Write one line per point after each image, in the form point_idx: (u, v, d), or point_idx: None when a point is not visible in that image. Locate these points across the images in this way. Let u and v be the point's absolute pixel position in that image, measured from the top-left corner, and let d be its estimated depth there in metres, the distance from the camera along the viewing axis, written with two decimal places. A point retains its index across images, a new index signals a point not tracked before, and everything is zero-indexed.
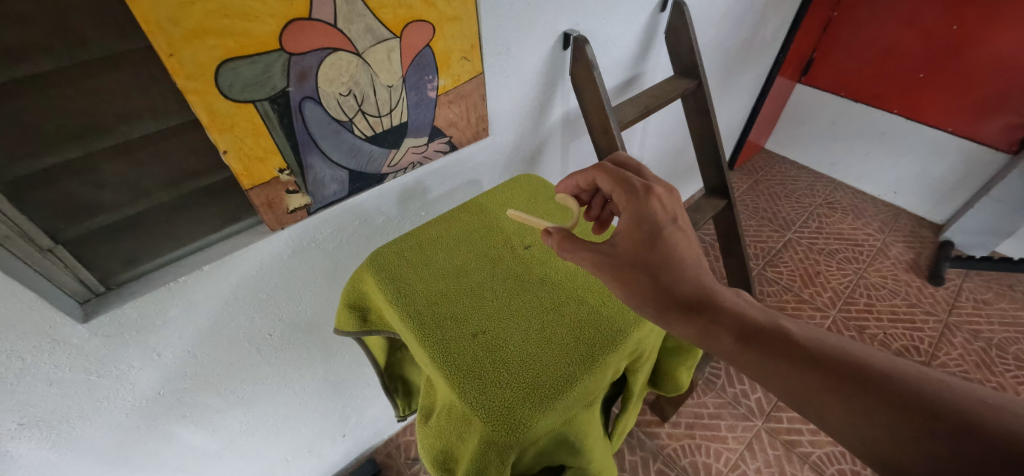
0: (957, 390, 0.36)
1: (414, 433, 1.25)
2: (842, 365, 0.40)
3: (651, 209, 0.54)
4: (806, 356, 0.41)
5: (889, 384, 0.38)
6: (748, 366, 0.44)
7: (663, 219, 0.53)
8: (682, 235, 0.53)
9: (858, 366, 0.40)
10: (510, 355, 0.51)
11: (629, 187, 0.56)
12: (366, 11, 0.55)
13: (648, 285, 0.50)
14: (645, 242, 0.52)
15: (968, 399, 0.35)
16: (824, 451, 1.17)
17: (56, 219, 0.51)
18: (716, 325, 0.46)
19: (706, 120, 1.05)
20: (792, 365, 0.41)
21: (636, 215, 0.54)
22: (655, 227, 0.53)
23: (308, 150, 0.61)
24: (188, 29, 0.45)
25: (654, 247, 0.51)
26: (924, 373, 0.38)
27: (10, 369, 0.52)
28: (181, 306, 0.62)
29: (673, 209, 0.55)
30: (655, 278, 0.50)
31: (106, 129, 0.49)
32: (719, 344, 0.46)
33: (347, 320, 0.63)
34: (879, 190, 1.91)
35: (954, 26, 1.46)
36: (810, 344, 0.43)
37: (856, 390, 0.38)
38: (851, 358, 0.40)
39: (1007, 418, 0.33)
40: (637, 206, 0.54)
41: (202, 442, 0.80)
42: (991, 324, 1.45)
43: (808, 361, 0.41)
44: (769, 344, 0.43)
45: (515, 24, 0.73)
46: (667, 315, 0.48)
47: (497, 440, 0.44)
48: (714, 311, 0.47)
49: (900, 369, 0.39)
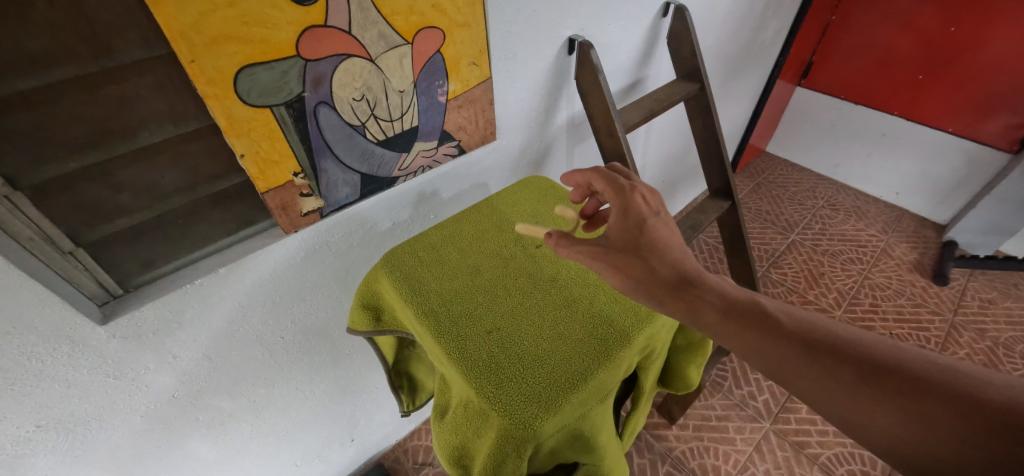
0: (913, 355, 0.38)
1: (423, 438, 1.25)
2: (812, 337, 0.42)
3: (636, 204, 0.54)
4: (782, 329, 0.43)
5: (853, 350, 0.40)
6: (728, 339, 0.45)
7: (645, 213, 0.53)
8: (667, 224, 0.53)
9: (826, 336, 0.42)
10: (525, 351, 0.52)
11: (616, 186, 0.56)
12: (379, 18, 0.57)
13: (640, 275, 0.50)
14: (627, 236, 0.52)
15: (924, 362, 0.37)
16: (834, 452, 1.17)
17: (78, 222, 0.52)
18: (703, 301, 0.47)
19: (709, 123, 1.07)
20: (771, 336, 0.43)
21: (622, 210, 0.54)
22: (638, 221, 0.53)
23: (321, 154, 0.62)
24: (210, 36, 0.46)
25: (641, 240, 0.52)
26: (883, 341, 0.40)
27: (29, 371, 0.52)
28: (197, 307, 0.63)
29: (657, 206, 0.55)
30: (647, 265, 0.50)
31: (129, 133, 0.50)
32: (704, 320, 0.46)
33: (359, 319, 0.64)
34: (880, 191, 1.92)
35: (950, 29, 1.49)
36: (786, 316, 0.44)
37: (825, 356, 0.40)
38: (821, 330, 0.42)
39: (956, 379, 0.35)
40: (621, 201, 0.54)
41: (214, 446, 0.81)
42: (997, 324, 1.45)
43: (783, 332, 0.43)
44: (749, 319, 0.45)
45: (522, 30, 0.74)
46: (658, 294, 0.49)
47: (514, 434, 0.45)
48: (700, 289, 0.48)
49: (864, 338, 0.41)
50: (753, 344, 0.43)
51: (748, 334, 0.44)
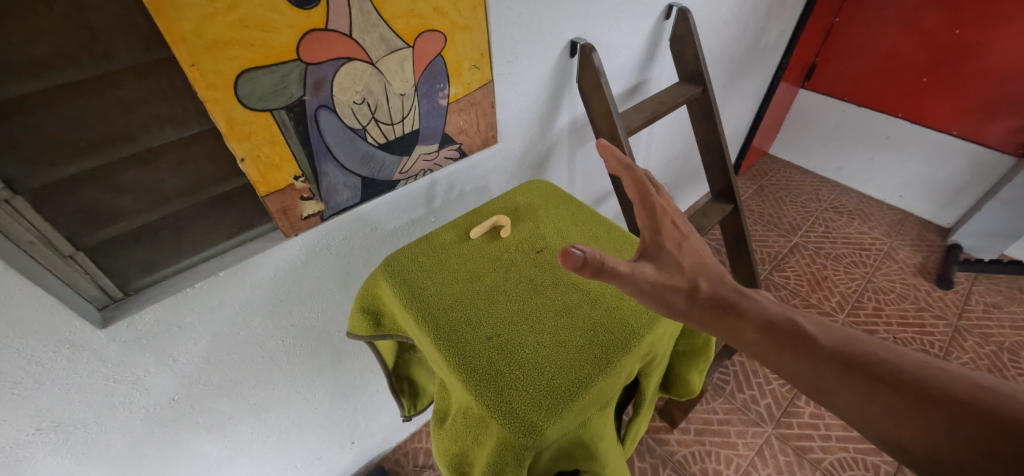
0: (957, 376, 0.38)
1: (423, 441, 1.25)
2: (849, 356, 0.42)
3: (667, 226, 0.50)
4: (819, 349, 0.43)
5: (891, 370, 0.40)
6: (768, 357, 0.45)
7: (678, 236, 0.50)
8: (696, 247, 0.51)
9: (865, 355, 0.42)
10: (524, 358, 0.51)
11: (648, 204, 0.50)
12: (380, 22, 0.57)
13: (684, 301, 0.47)
14: (665, 258, 0.48)
15: (967, 383, 0.37)
16: (836, 457, 1.16)
17: (77, 226, 0.52)
18: (743, 318, 0.47)
19: (711, 127, 1.06)
20: (807, 355, 0.43)
21: (654, 229, 0.49)
22: (672, 244, 0.49)
23: (322, 157, 0.62)
24: (211, 40, 0.46)
25: (679, 262, 0.48)
26: (923, 361, 0.40)
27: (29, 374, 0.52)
28: (197, 310, 0.62)
29: (686, 229, 0.52)
30: (692, 286, 0.48)
31: (129, 137, 0.50)
32: (743, 337, 0.46)
33: (359, 324, 0.64)
34: (885, 194, 1.91)
35: (956, 30, 1.48)
36: (824, 336, 0.44)
37: (861, 374, 0.41)
38: (858, 347, 0.43)
39: (1002, 400, 0.35)
40: (652, 220, 0.49)
41: (215, 449, 0.81)
42: (1002, 328, 1.44)
43: (821, 351, 0.43)
44: (788, 337, 0.45)
45: (523, 33, 0.74)
46: (704, 316, 0.47)
47: (513, 443, 0.45)
48: (740, 306, 0.48)
49: (902, 358, 0.40)
50: (791, 363, 0.44)
51: (787, 353, 0.44)
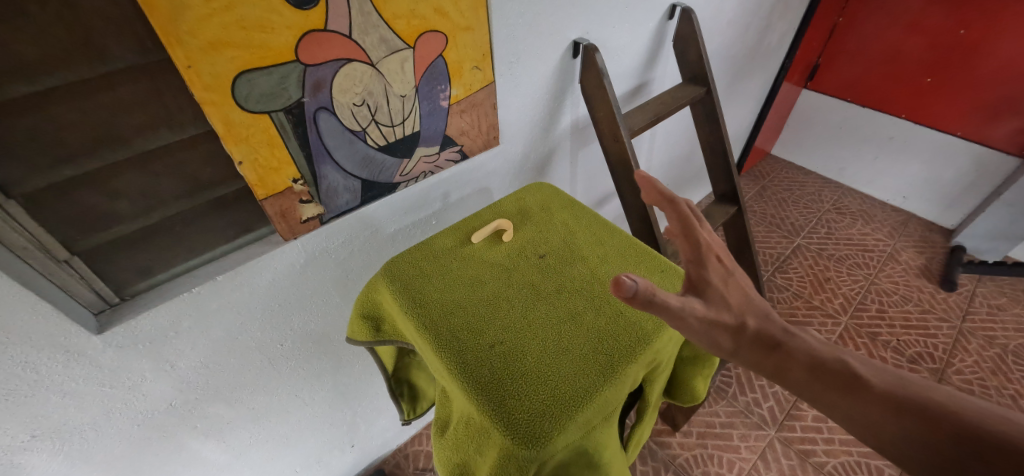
0: None
1: (424, 443, 1.24)
2: (911, 401, 0.34)
3: (712, 260, 0.46)
4: (873, 390, 0.36)
5: (967, 421, 0.32)
6: (810, 396, 0.39)
7: (723, 272, 0.46)
8: (743, 284, 0.46)
9: (934, 402, 0.34)
10: (528, 367, 0.50)
11: (692, 236, 0.46)
12: (380, 22, 0.56)
13: (730, 340, 0.42)
14: (712, 294, 0.44)
15: None
16: (840, 461, 1.15)
17: (72, 230, 0.51)
18: (783, 352, 0.41)
19: (714, 128, 1.05)
20: (856, 396, 0.36)
21: (697, 264, 0.45)
22: (717, 279, 0.45)
23: (321, 160, 0.61)
24: (207, 41, 0.45)
25: (726, 299, 0.44)
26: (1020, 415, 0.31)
27: (24, 381, 0.52)
28: (195, 315, 0.61)
29: (733, 264, 0.47)
30: (738, 324, 0.43)
31: (125, 140, 0.49)
32: (782, 373, 0.40)
33: (359, 329, 0.63)
34: (888, 195, 1.90)
35: (961, 31, 1.46)
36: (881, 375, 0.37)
37: (925, 425, 0.33)
38: (924, 391, 0.35)
39: None
40: (695, 253, 0.46)
41: (214, 454, 0.80)
42: (1006, 331, 1.43)
43: (875, 393, 0.36)
44: (835, 375, 0.38)
45: (525, 33, 0.73)
46: (742, 350, 0.42)
47: (516, 454, 0.44)
48: (780, 338, 0.42)
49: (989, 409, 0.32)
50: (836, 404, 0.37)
51: (833, 393, 0.37)
